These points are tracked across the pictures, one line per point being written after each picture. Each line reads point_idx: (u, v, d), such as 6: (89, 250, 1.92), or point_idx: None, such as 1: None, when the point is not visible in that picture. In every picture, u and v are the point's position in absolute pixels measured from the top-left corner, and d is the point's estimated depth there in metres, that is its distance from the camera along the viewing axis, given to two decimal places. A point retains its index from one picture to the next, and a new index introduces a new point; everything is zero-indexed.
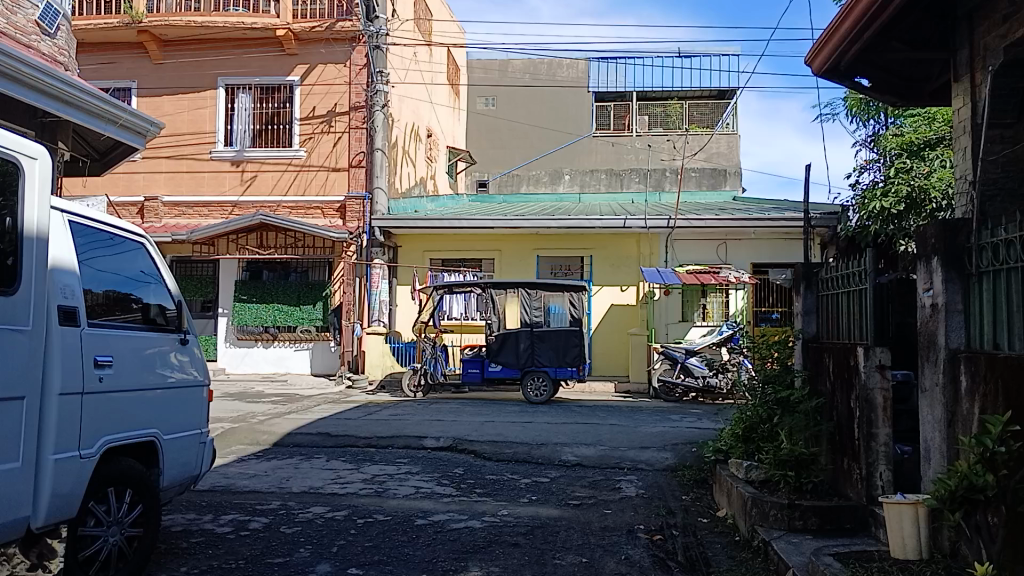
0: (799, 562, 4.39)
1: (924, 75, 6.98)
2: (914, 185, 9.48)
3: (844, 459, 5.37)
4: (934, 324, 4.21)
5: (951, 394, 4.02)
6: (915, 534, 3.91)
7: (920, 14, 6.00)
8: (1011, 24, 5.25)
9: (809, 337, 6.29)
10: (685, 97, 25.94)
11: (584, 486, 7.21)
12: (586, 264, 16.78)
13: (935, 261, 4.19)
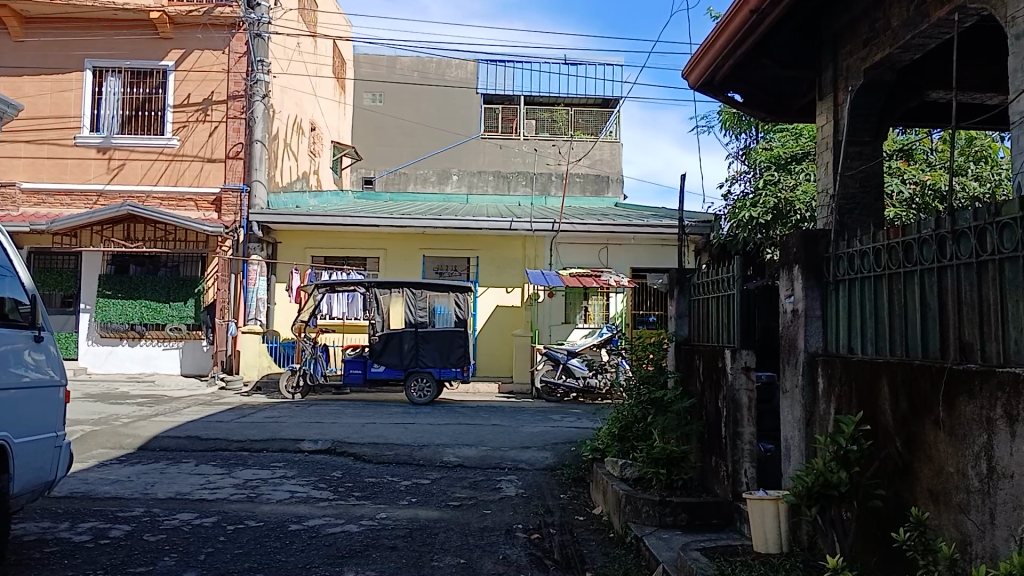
0: (668, 558, 4.55)
1: (792, 92, 7.37)
2: (781, 197, 10.05)
3: (713, 457, 5.61)
4: (795, 328, 4.48)
5: (810, 395, 4.27)
6: (776, 528, 4.13)
7: (788, 34, 6.37)
8: (872, 47, 5.64)
9: (683, 339, 6.57)
10: (570, 105, 26.53)
11: (464, 487, 7.21)
12: (472, 265, 16.85)
13: (797, 269, 4.45)
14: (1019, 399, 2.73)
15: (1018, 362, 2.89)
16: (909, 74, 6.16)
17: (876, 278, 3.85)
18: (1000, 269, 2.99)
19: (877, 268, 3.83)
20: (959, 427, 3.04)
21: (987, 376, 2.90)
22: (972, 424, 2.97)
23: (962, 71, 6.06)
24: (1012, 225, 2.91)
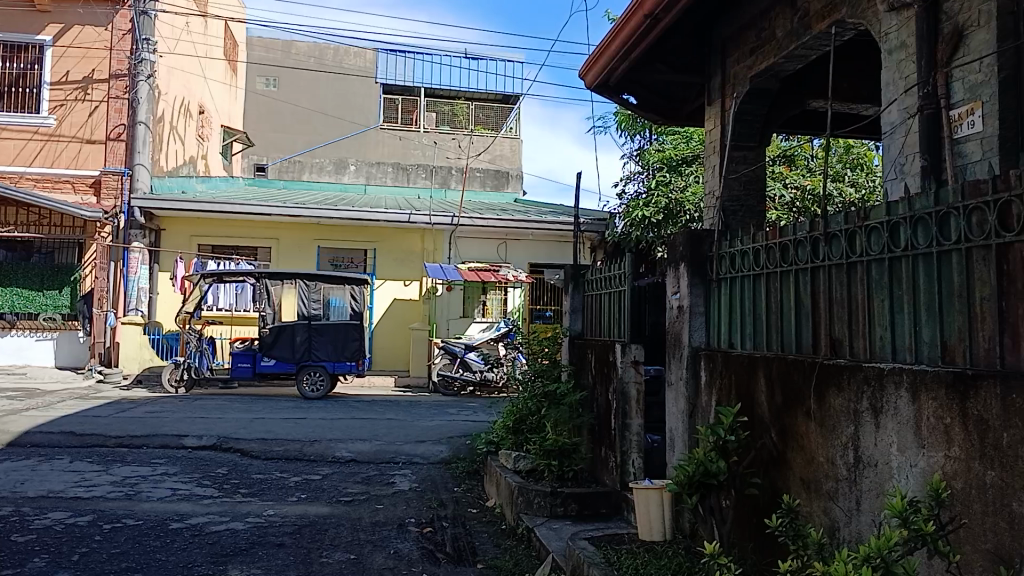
0: (557, 547, 4.64)
1: (683, 96, 7.63)
2: (672, 197, 10.42)
3: (602, 448, 5.75)
4: (680, 323, 4.66)
5: (693, 387, 4.46)
6: (660, 516, 4.28)
7: (679, 40, 6.60)
8: (757, 57, 5.92)
9: (576, 333, 6.71)
10: (471, 99, 26.51)
11: (356, 482, 7.11)
12: (369, 257, 16.60)
13: (683, 266, 4.62)
14: (883, 391, 2.92)
15: (882, 358, 3.10)
16: (792, 84, 6.51)
17: (755, 277, 4.04)
18: (868, 270, 3.19)
19: (756, 267, 4.03)
20: (830, 418, 3.23)
21: (854, 371, 3.10)
22: (841, 415, 3.16)
23: (839, 83, 6.44)
24: (879, 230, 3.11)
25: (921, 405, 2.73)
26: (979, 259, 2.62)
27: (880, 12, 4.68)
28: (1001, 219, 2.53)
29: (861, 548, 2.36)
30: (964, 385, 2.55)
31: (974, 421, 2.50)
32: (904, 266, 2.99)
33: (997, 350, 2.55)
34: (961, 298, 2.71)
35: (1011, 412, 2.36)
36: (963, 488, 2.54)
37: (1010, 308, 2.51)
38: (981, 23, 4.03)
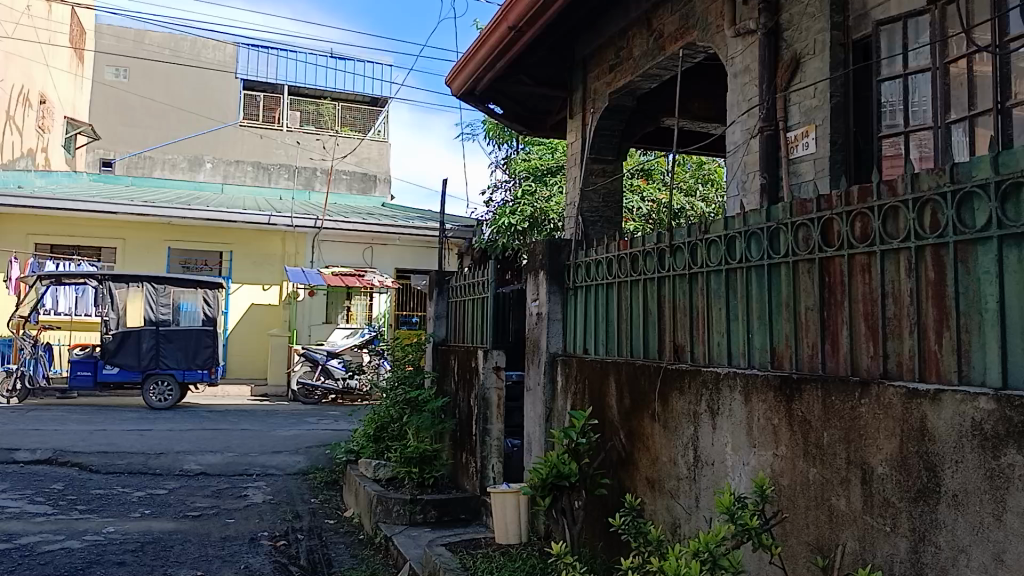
0: (414, 555, 4.63)
1: (546, 109, 7.84)
2: (537, 207, 10.62)
3: (463, 454, 5.78)
4: (538, 329, 4.77)
5: (549, 392, 4.57)
6: (516, 518, 4.36)
7: (542, 54, 6.77)
8: (616, 74, 6.17)
9: (440, 339, 6.69)
10: (337, 100, 25.97)
11: (206, 496, 6.78)
12: (225, 260, 15.93)
13: (541, 275, 4.73)
14: (720, 394, 3.11)
15: (720, 362, 3.30)
16: (648, 101, 6.80)
17: (608, 286, 4.20)
18: (708, 280, 3.39)
19: (609, 275, 4.18)
20: (673, 420, 3.40)
21: (694, 374, 3.28)
22: (682, 417, 3.34)
23: (691, 101, 6.80)
24: (718, 242, 3.31)
25: (753, 407, 2.93)
26: (804, 272, 2.85)
27: (727, 38, 4.99)
28: (824, 235, 2.75)
29: (691, 543, 2.43)
30: (790, 388, 2.76)
31: (799, 422, 2.70)
32: (739, 278, 3.19)
33: (820, 355, 2.77)
34: (788, 307, 2.93)
35: (831, 414, 2.57)
36: (789, 484, 2.74)
37: (831, 316, 2.74)
38: (815, 52, 4.37)
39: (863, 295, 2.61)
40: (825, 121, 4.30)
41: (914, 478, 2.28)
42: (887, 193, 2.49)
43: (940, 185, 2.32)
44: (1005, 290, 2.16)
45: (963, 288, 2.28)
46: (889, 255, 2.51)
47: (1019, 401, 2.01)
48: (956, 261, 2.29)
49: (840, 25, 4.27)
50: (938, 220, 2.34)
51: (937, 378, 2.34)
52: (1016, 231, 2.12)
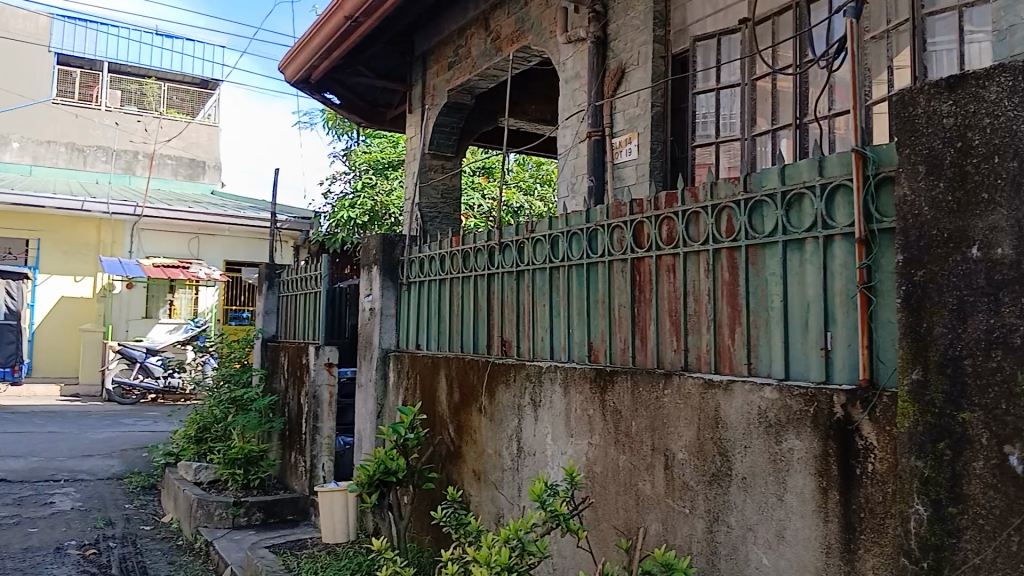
0: (237, 559, 4.45)
1: (385, 101, 7.77)
2: (377, 200, 10.53)
3: (292, 453, 5.63)
4: (371, 325, 4.73)
5: (381, 388, 4.55)
6: (344, 516, 4.31)
7: (381, 47, 6.72)
8: (454, 72, 6.25)
9: (269, 336, 6.50)
10: (164, 80, 24.23)
11: (4, 504, 6.16)
12: (32, 248, 14.49)
13: (375, 270, 4.68)
14: (542, 387, 3.23)
15: (543, 357, 3.42)
16: (484, 101, 6.92)
17: (441, 281, 4.23)
18: (533, 277, 3.49)
19: (442, 271, 4.20)
20: (498, 413, 3.49)
21: (519, 368, 3.38)
22: (507, 410, 3.43)
23: (527, 103, 6.99)
24: (543, 241, 3.42)
25: (571, 399, 3.06)
26: (619, 271, 3.01)
27: (560, 44, 5.17)
28: (636, 237, 2.92)
29: (501, 531, 2.48)
30: (604, 380, 2.91)
31: (612, 412, 2.86)
32: (562, 276, 3.32)
33: (631, 349, 2.95)
34: (604, 304, 3.09)
35: (639, 404, 2.75)
36: (602, 471, 2.89)
37: (641, 313, 2.92)
38: (639, 63, 4.63)
39: (669, 293, 2.80)
40: (646, 129, 4.57)
41: (709, 462, 2.47)
42: (690, 199, 2.68)
43: (736, 193, 2.52)
44: (787, 289, 2.40)
45: (753, 288, 2.51)
46: (691, 257, 2.71)
47: (798, 390, 2.24)
48: (748, 264, 2.52)
49: (661, 39, 4.56)
50: (732, 226, 2.56)
51: (730, 370, 2.57)
52: (797, 236, 2.35)
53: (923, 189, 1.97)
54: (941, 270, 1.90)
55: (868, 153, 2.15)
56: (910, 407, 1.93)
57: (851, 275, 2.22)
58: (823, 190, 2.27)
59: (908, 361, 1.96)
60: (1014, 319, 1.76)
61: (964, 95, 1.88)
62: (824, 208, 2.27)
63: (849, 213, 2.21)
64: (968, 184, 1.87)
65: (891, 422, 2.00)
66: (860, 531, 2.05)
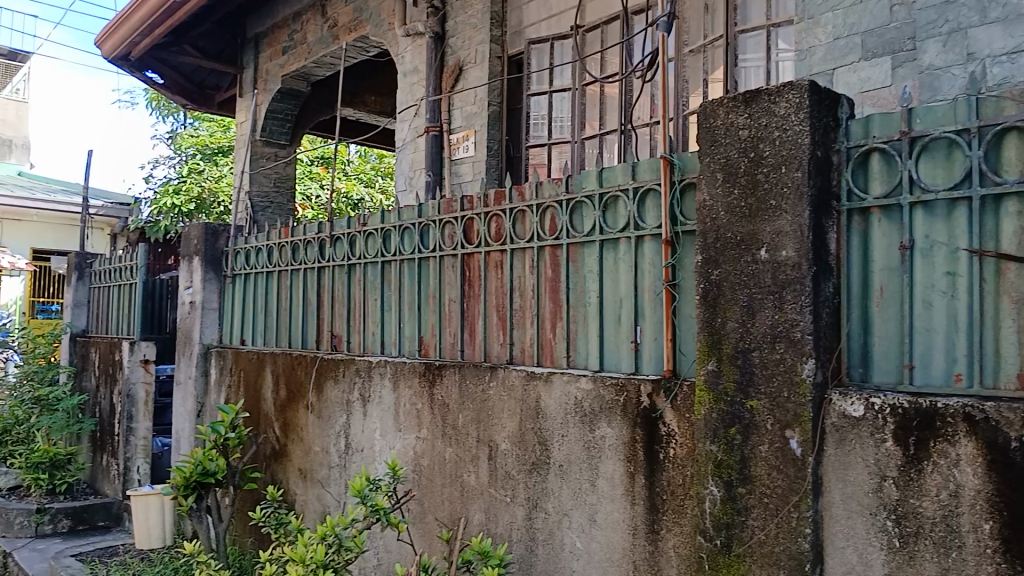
0: (38, 570, 4.11)
1: (215, 84, 7.40)
2: (205, 187, 10.00)
3: (104, 456, 5.26)
4: (191, 320, 4.51)
5: (202, 386, 4.35)
6: (161, 521, 4.10)
7: (211, 26, 6.40)
8: (289, 57, 6.09)
9: (78, 331, 6.06)
10: None
11: None
12: None
13: (197, 261, 4.47)
14: (370, 382, 3.21)
15: (373, 352, 3.41)
16: (320, 89, 6.80)
17: (268, 274, 4.10)
18: (364, 271, 3.46)
19: (270, 263, 4.08)
20: (325, 409, 3.44)
21: (347, 363, 3.35)
22: (334, 406, 3.39)
23: (364, 95, 6.93)
24: (374, 235, 3.39)
25: (399, 393, 3.07)
26: (449, 266, 3.05)
27: (397, 36, 5.15)
28: (465, 233, 2.97)
29: (319, 528, 2.44)
30: (433, 374, 2.94)
31: (439, 405, 2.90)
32: (392, 270, 3.31)
33: (458, 344, 3.00)
34: (433, 299, 3.12)
35: (465, 396, 2.80)
36: (429, 464, 2.93)
37: (469, 308, 2.98)
38: (475, 61, 4.72)
39: (496, 288, 2.87)
40: (483, 127, 4.66)
41: (530, 451, 2.56)
42: (517, 198, 2.75)
43: (558, 194, 2.61)
44: (603, 286, 2.53)
45: (573, 284, 2.63)
46: (517, 254, 2.79)
47: (610, 380, 2.36)
48: (568, 261, 2.62)
49: (497, 39, 4.68)
50: (555, 224, 2.65)
51: (551, 362, 2.68)
52: (612, 235, 2.48)
53: (720, 196, 2.13)
54: (734, 269, 2.08)
55: (675, 160, 2.29)
56: (706, 395, 2.10)
57: (658, 274, 2.37)
58: (635, 193, 2.40)
59: (704, 352, 2.13)
60: (794, 313, 1.94)
61: (757, 109, 2.05)
62: (636, 210, 2.41)
63: (657, 215, 2.36)
64: (758, 191, 2.04)
65: (690, 410, 2.16)
66: (663, 512, 2.20)
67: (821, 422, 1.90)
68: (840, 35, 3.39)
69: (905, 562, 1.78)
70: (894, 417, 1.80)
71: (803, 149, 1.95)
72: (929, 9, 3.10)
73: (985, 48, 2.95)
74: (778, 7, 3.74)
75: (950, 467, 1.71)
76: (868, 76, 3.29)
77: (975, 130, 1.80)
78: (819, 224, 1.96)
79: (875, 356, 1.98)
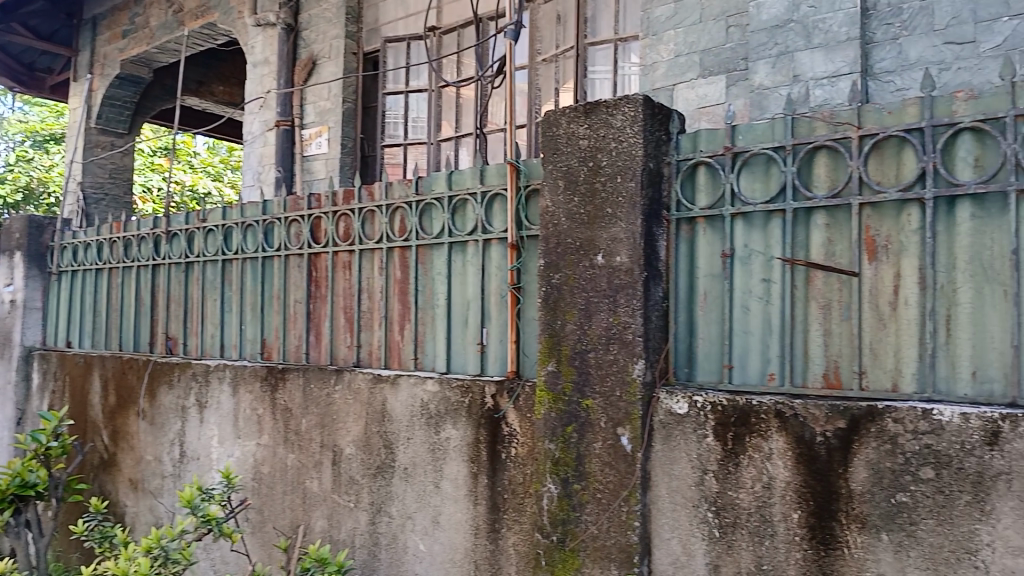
0: None
1: (45, 65, 6.86)
2: (33, 176, 9.23)
3: None
4: (11, 320, 4.16)
5: (23, 391, 4.02)
6: None
7: (42, 3, 5.93)
8: (130, 41, 5.76)
9: None
10: None
11: None
12: None
13: (18, 256, 4.12)
14: (209, 387, 3.08)
15: (212, 355, 3.27)
16: (164, 77, 6.46)
17: (98, 272, 3.83)
18: (203, 270, 3.31)
19: (100, 260, 3.81)
20: (159, 416, 3.28)
21: (184, 367, 3.20)
22: (169, 412, 3.23)
23: (211, 85, 6.66)
24: (215, 232, 3.25)
25: (239, 398, 2.96)
26: (294, 266, 2.97)
27: (248, 26, 4.98)
28: (312, 232, 2.90)
29: (144, 541, 2.30)
30: (275, 378, 2.85)
31: (281, 410, 2.82)
32: (234, 269, 3.19)
33: (303, 346, 2.93)
34: (277, 299, 3.03)
35: (309, 401, 2.74)
36: (270, 471, 2.84)
37: (315, 309, 2.92)
38: (330, 56, 4.65)
39: (343, 290, 2.83)
40: (336, 124, 4.60)
41: (374, 455, 2.54)
42: (366, 198, 2.71)
43: (408, 195, 2.60)
44: (451, 288, 2.55)
45: (421, 286, 2.62)
46: (365, 255, 2.76)
47: (455, 382, 2.38)
48: (417, 262, 2.62)
49: (352, 35, 4.62)
50: (404, 226, 2.64)
51: (398, 365, 2.67)
52: (460, 238, 2.50)
53: (562, 203, 2.20)
54: (573, 274, 2.15)
55: (521, 167, 2.34)
56: (546, 396, 2.16)
57: (504, 277, 2.41)
58: (483, 197, 2.43)
59: (545, 354, 2.19)
60: (626, 316, 2.04)
61: (596, 120, 2.13)
62: (483, 214, 2.44)
63: (504, 220, 2.40)
64: (596, 199, 2.12)
65: (531, 410, 2.21)
66: (503, 511, 2.25)
67: (650, 419, 2.00)
68: (681, 52, 3.59)
69: (724, 552, 1.89)
70: (715, 414, 1.92)
71: (637, 160, 2.05)
72: (762, 31, 3.26)
73: (810, 71, 3.11)
74: (625, 22, 3.90)
75: (763, 460, 1.84)
76: (705, 93, 3.50)
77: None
78: (651, 232, 2.06)
79: (698, 357, 2.11)
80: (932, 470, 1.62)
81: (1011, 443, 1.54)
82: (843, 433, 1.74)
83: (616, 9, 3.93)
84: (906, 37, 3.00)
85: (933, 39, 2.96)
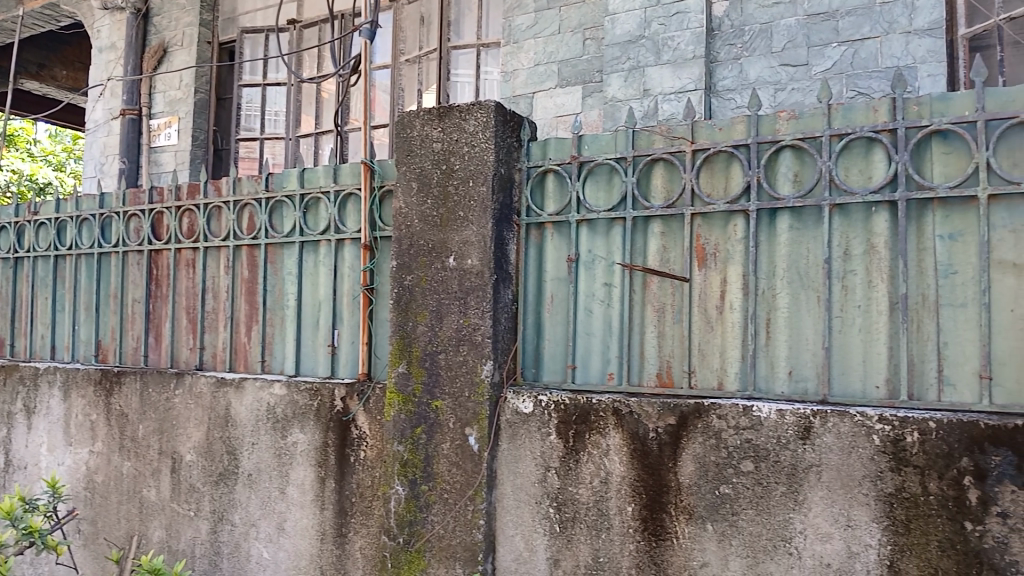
0: None
1: None
2: None
3: None
4: None
5: None
6: None
7: None
8: None
9: None
10: None
11: None
12: None
13: None
14: (37, 392, 2.88)
15: (43, 357, 3.06)
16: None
17: None
18: (34, 266, 3.08)
19: None
20: None
21: (10, 371, 2.98)
22: None
23: (52, 68, 6.21)
24: (46, 225, 3.02)
25: (71, 404, 2.78)
26: (134, 263, 2.81)
27: (93, 9, 4.69)
28: (154, 227, 2.75)
29: None
30: (110, 382, 2.70)
31: (116, 416, 2.67)
32: (67, 265, 2.98)
33: (142, 348, 2.78)
34: (115, 298, 2.86)
35: (147, 405, 2.61)
36: (104, 481, 2.69)
37: (156, 309, 2.78)
38: (183, 44, 4.46)
39: (187, 289, 2.71)
40: (187, 114, 4.43)
41: (216, 462, 2.45)
42: (213, 193, 2.60)
43: (257, 192, 2.52)
44: (302, 288, 2.49)
45: (270, 286, 2.55)
46: (211, 252, 2.65)
47: (304, 385, 2.33)
48: (267, 262, 2.54)
49: (207, 24, 4.45)
50: (253, 223, 2.56)
51: (245, 367, 2.58)
52: (311, 238, 2.45)
53: (415, 205, 2.20)
54: (424, 276, 2.16)
55: (375, 167, 2.33)
56: (395, 397, 2.15)
57: (356, 278, 2.39)
58: (336, 197, 2.40)
59: (395, 355, 2.18)
60: (476, 319, 2.07)
61: (449, 124, 2.16)
62: (337, 213, 2.40)
63: (357, 220, 2.37)
64: (448, 202, 2.14)
65: (381, 412, 2.20)
66: (351, 515, 2.22)
67: (497, 419, 2.04)
68: (540, 61, 3.68)
69: (564, 546, 1.96)
70: (558, 412, 1.98)
71: (488, 166, 2.08)
72: (616, 45, 3.40)
73: (657, 86, 3.27)
74: (488, 28, 3.96)
75: (601, 456, 1.92)
76: (563, 103, 3.60)
77: (898, 132, 1.71)
78: (501, 235, 2.10)
79: (545, 357, 2.17)
80: (751, 463, 1.74)
81: (821, 437, 1.68)
82: (673, 429, 1.83)
83: (478, 15, 3.98)
84: (746, 58, 3.20)
85: (771, 60, 3.16)
